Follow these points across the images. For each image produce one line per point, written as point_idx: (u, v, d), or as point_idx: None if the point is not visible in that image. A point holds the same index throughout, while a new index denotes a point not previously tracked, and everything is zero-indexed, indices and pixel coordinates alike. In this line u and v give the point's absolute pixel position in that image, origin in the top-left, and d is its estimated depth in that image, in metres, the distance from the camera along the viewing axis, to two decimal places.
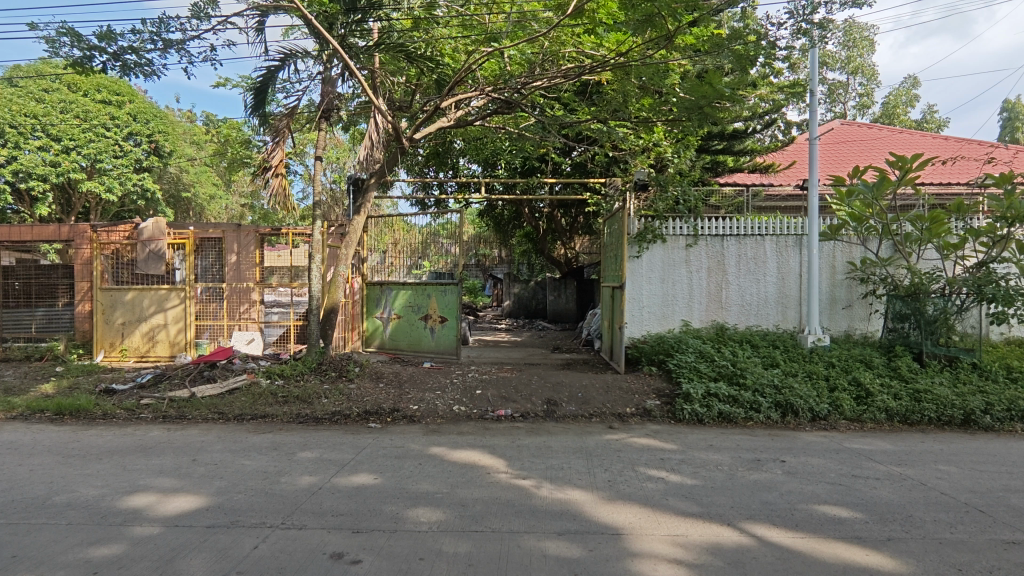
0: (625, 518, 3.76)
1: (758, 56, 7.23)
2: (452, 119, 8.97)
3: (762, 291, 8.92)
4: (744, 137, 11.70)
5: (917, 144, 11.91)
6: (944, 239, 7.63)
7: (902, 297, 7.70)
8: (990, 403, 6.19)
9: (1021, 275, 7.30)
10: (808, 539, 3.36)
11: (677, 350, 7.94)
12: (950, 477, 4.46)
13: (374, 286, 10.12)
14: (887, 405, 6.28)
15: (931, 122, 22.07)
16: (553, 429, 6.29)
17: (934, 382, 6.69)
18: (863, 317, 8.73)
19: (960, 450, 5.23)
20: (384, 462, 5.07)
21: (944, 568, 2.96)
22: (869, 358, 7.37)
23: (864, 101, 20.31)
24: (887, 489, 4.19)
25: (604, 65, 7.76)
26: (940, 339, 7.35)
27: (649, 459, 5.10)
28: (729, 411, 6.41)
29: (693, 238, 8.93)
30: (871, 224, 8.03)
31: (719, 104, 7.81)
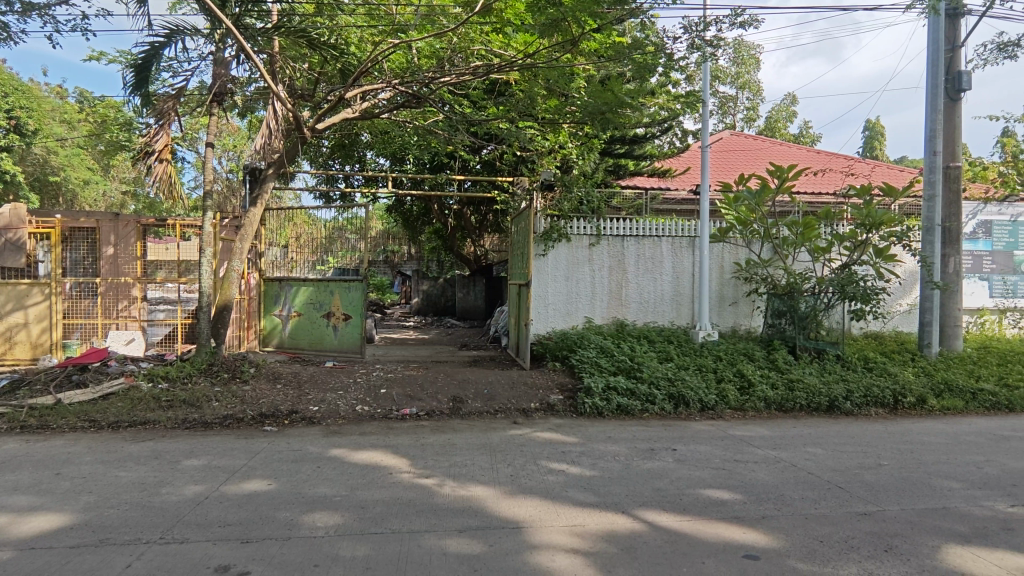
0: (525, 512, 3.83)
1: (657, 66, 7.62)
2: (357, 110, 8.66)
3: (659, 289, 9.42)
4: (644, 142, 12.28)
5: (793, 156, 13.07)
6: (815, 243, 8.43)
7: (780, 295, 8.42)
8: (850, 391, 6.92)
9: (876, 276, 8.21)
10: (693, 521, 3.59)
11: (579, 346, 8.21)
12: (816, 458, 4.94)
13: (273, 282, 9.57)
14: (765, 394, 6.85)
15: (807, 137, 24.34)
16: (459, 426, 6.28)
17: (805, 372, 7.39)
18: (747, 314, 9.47)
19: (825, 434, 5.81)
20: (279, 467, 4.82)
21: (809, 541, 3.26)
22: (751, 351, 8.00)
23: (750, 115, 22.01)
24: (763, 471, 4.58)
25: (512, 64, 7.79)
26: (811, 334, 8.13)
27: (551, 453, 5.23)
28: (627, 404, 6.72)
29: (596, 238, 9.25)
30: (754, 228, 8.72)
31: (620, 110, 8.14)
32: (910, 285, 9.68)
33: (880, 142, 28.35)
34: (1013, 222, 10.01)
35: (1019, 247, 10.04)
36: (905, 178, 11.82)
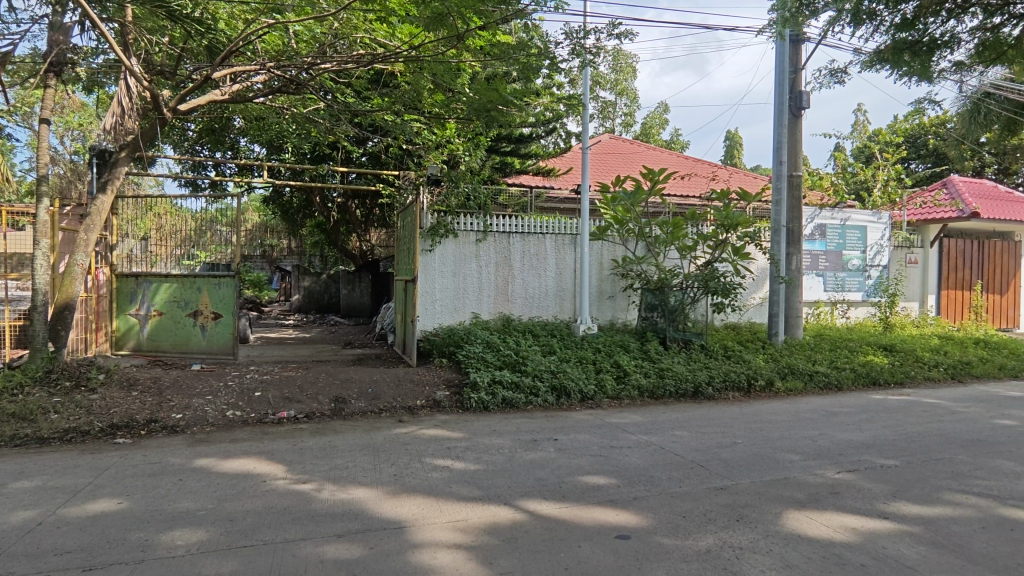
0: (408, 510, 3.78)
1: (541, 68, 7.79)
2: (226, 92, 7.94)
3: (543, 284, 9.70)
4: (530, 142, 12.55)
5: (664, 160, 14.05)
6: (683, 242, 9.14)
7: (653, 290, 9.02)
8: (712, 376, 7.59)
9: (734, 273, 9.07)
10: (571, 508, 3.75)
11: (466, 342, 8.24)
12: (682, 440, 5.37)
13: (128, 277, 8.59)
14: (639, 383, 7.31)
15: (677, 144, 26.24)
16: (340, 428, 6.04)
17: (674, 361, 7.99)
18: (623, 307, 10.06)
19: (689, 417, 6.33)
20: (132, 483, 4.35)
21: (674, 517, 3.53)
22: (627, 343, 8.51)
23: (627, 120, 23.30)
24: (636, 455, 4.89)
25: (397, 55, 7.59)
26: (679, 325, 8.80)
27: (436, 449, 5.20)
28: (511, 397, 6.85)
29: (483, 234, 9.33)
30: (630, 228, 9.27)
31: (505, 109, 8.25)
32: (761, 280, 10.82)
33: (739, 151, 31.32)
34: (842, 225, 11.48)
35: (847, 248, 11.54)
36: (757, 184, 13.15)
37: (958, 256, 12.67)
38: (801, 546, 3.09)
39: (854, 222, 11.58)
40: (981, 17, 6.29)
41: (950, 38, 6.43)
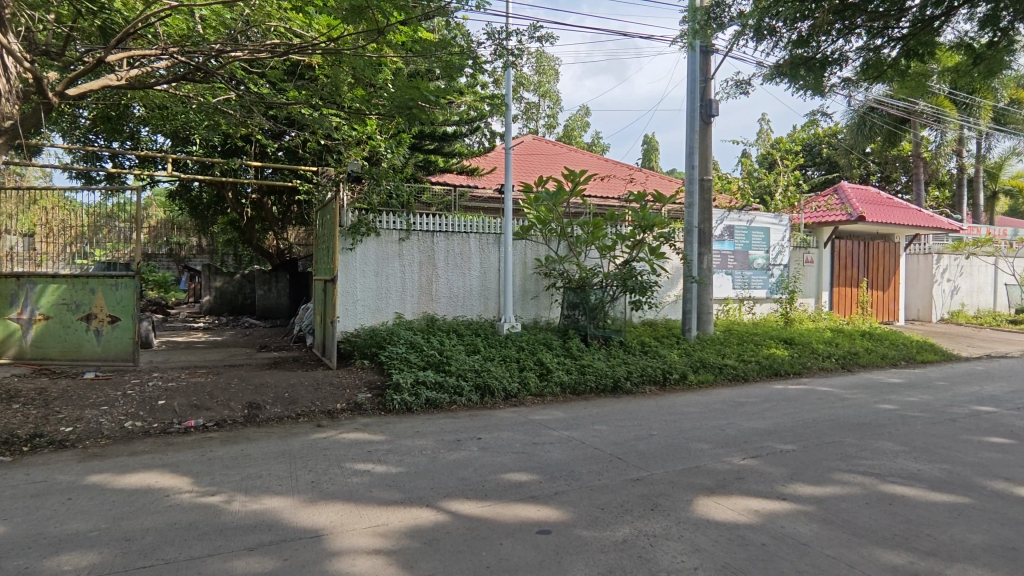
0: (326, 518, 3.66)
1: (464, 67, 7.73)
2: (121, 77, 7.25)
3: (467, 284, 9.69)
4: (454, 140, 12.48)
5: (584, 162, 14.41)
6: (603, 242, 9.41)
7: (574, 288, 9.22)
8: (631, 372, 7.87)
9: (650, 271, 9.44)
10: (493, 506, 3.76)
11: (389, 342, 8.09)
12: (602, 434, 5.53)
13: (8, 278, 7.75)
14: (561, 379, 7.46)
15: (598, 147, 27.00)
16: (254, 435, 5.76)
17: (594, 358, 8.22)
18: (546, 306, 10.26)
19: (609, 412, 6.54)
20: (10, 506, 3.93)
21: (592, 510, 3.63)
22: (549, 341, 8.66)
23: (550, 122, 23.67)
24: (558, 451, 4.98)
25: (314, 46, 7.30)
26: (599, 323, 9.06)
27: (357, 453, 5.07)
28: (435, 398, 6.79)
29: (406, 233, 9.19)
30: (552, 228, 9.44)
31: (427, 107, 8.14)
32: (675, 279, 11.35)
33: (655, 155, 32.65)
34: (748, 226, 12.24)
35: (752, 248, 12.31)
36: (672, 186, 13.77)
37: (847, 256, 13.84)
38: (710, 530, 3.27)
39: (758, 224, 12.37)
40: (865, 39, 6.89)
41: (839, 56, 6.99)
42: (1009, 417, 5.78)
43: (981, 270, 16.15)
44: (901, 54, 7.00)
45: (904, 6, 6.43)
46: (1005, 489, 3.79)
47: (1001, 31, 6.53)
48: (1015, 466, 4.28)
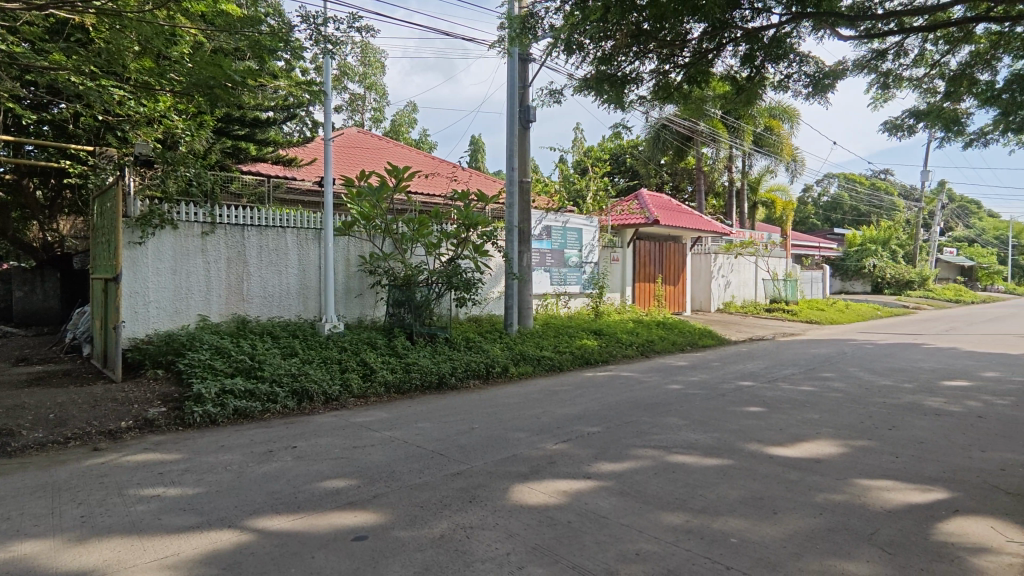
0: (99, 557, 3.13)
1: (277, 49, 7.13)
2: None
3: (283, 282, 9.01)
4: (268, 127, 11.50)
5: (410, 158, 14.28)
6: (428, 240, 9.39)
7: (399, 286, 9.07)
8: (455, 368, 7.98)
9: (475, 269, 9.65)
10: (306, 518, 3.55)
11: (189, 348, 7.20)
12: (425, 431, 5.53)
13: None
14: (385, 379, 7.30)
15: (425, 145, 26.95)
16: (3, 468, 4.72)
17: (420, 355, 8.18)
18: (371, 305, 10.02)
19: (433, 408, 6.56)
20: None
21: (411, 509, 3.61)
22: (374, 340, 8.44)
23: (377, 115, 22.99)
24: (379, 453, 4.87)
25: (85, 5, 6.17)
26: (425, 320, 9.05)
27: (143, 477, 4.42)
28: (245, 406, 6.20)
29: (210, 226, 8.27)
30: (377, 224, 9.19)
31: (232, 89, 7.36)
32: (498, 276, 11.81)
33: (481, 156, 33.53)
34: (564, 227, 13.16)
35: (568, 247, 13.26)
36: (494, 187, 14.25)
37: (646, 255, 15.62)
38: (522, 515, 3.44)
39: (572, 225, 13.36)
40: (656, 63, 7.79)
41: (635, 76, 7.80)
42: (762, 390, 6.98)
43: (745, 267, 19.31)
44: (684, 80, 8.04)
45: (685, 40, 7.41)
46: (757, 449, 4.58)
47: (755, 69, 7.85)
48: (765, 429, 5.18)
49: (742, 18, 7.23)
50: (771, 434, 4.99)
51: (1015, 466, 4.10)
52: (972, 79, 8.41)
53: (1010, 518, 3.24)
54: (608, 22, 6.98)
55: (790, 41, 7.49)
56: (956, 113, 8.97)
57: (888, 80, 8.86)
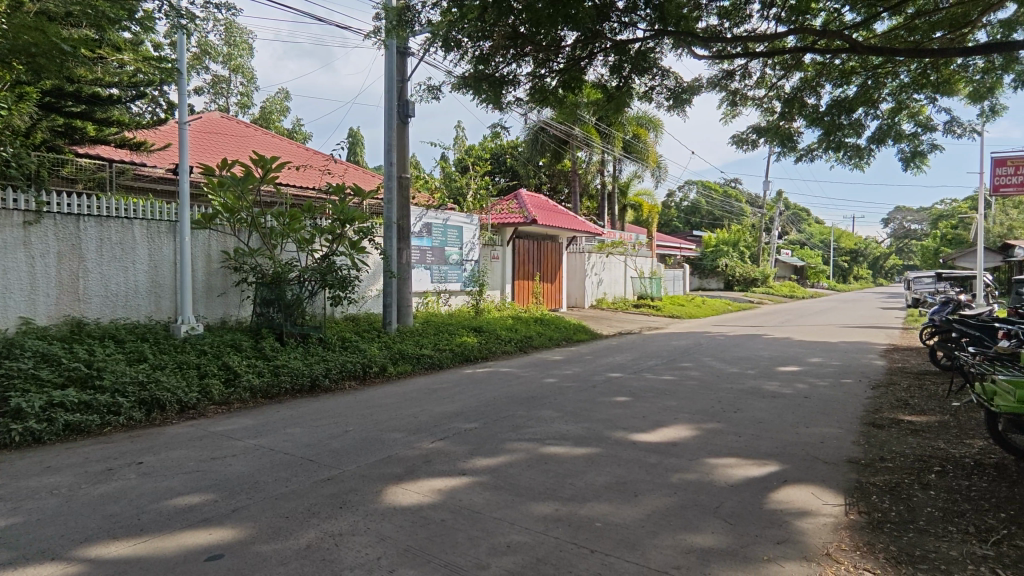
0: None
1: (118, 20, 6.34)
2: None
3: (129, 280, 8.06)
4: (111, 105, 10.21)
5: (279, 148, 13.42)
6: (300, 235, 8.88)
7: (268, 284, 8.49)
8: (329, 369, 7.62)
9: (351, 266, 9.28)
10: (151, 540, 3.20)
11: (8, 357, 6.19)
12: (293, 437, 5.24)
13: None
14: (250, 383, 6.80)
15: (299, 134, 25.50)
16: None
17: (290, 357, 7.72)
18: (236, 304, 9.29)
19: (305, 412, 6.23)
20: None
21: (275, 520, 3.39)
22: (238, 342, 7.82)
23: (244, 101, 21.33)
24: (240, 463, 4.52)
25: None
26: (296, 320, 8.55)
27: None
28: (79, 421, 5.45)
29: (35, 215, 7.17)
30: (242, 217, 8.53)
31: (61, 59, 6.43)
32: (376, 274, 11.50)
33: (360, 149, 32.42)
34: (444, 225, 13.10)
35: (448, 245, 13.23)
36: (373, 182, 13.83)
37: (524, 254, 16.03)
38: (395, 517, 3.37)
39: (453, 223, 13.35)
40: (532, 67, 8.00)
41: (512, 78, 7.94)
42: (629, 380, 7.46)
43: (616, 266, 20.52)
44: (559, 84, 8.34)
45: (559, 46, 7.68)
46: (622, 436, 4.88)
47: (623, 79, 8.34)
48: (630, 417, 5.54)
49: (611, 30, 7.64)
50: (635, 422, 5.34)
51: (831, 438, 4.75)
52: (802, 103, 9.62)
53: (826, 484, 3.75)
54: (486, 22, 7.04)
55: (653, 56, 8.04)
56: (789, 131, 10.17)
57: (736, 97, 9.83)
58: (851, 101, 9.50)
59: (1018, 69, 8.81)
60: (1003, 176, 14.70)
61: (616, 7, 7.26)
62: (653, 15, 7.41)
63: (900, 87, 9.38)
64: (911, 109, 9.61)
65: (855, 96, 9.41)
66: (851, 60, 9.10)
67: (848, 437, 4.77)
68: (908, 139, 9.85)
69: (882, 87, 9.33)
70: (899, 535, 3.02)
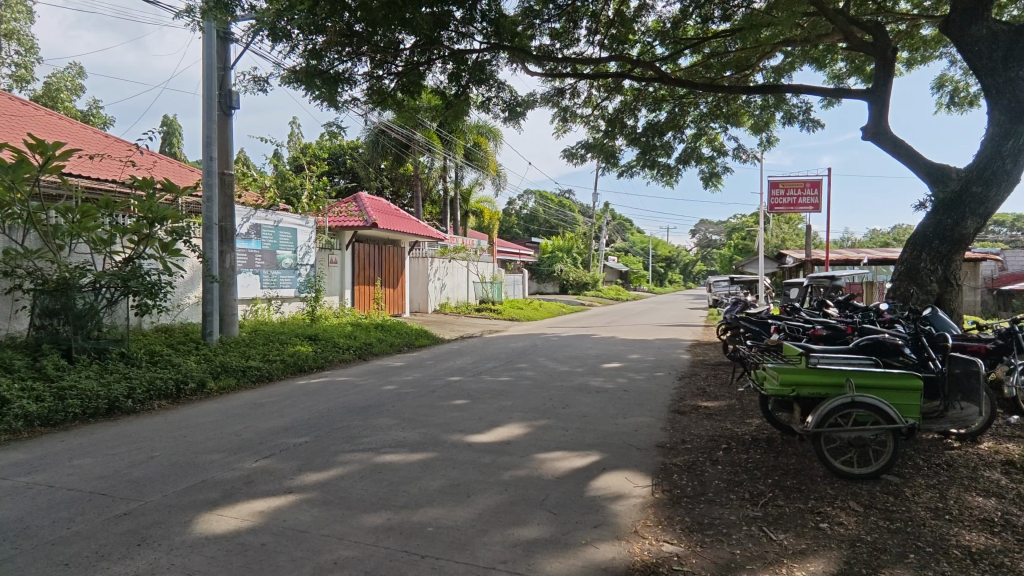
0: None
1: None
2: None
3: None
4: None
5: (68, 133, 11.50)
6: (95, 235, 7.69)
7: (50, 291, 7.20)
8: (132, 388, 6.66)
9: (161, 271, 8.19)
10: None
11: None
12: (81, 470, 4.50)
13: None
14: (24, 411, 5.70)
15: (98, 118, 22.09)
16: None
17: (81, 377, 6.63)
18: (7, 316, 7.77)
19: (98, 440, 5.39)
20: None
21: (50, 570, 2.88)
22: (8, 361, 6.52)
23: (20, 73, 17.90)
24: (6, 506, 3.77)
25: None
26: (90, 333, 7.39)
27: None
28: None
29: None
30: (13, 212, 7.14)
31: None
32: (195, 279, 10.38)
33: (177, 140, 28.99)
34: (275, 227, 12.22)
35: (280, 247, 12.36)
36: (190, 178, 12.45)
37: (364, 258, 15.55)
38: (207, 547, 3.06)
39: (285, 224, 12.50)
40: (368, 67, 7.81)
41: (348, 76, 7.66)
42: (467, 383, 7.60)
43: (459, 271, 20.79)
44: (398, 87, 8.25)
45: (398, 48, 7.63)
46: (458, 439, 4.95)
47: (461, 87, 8.49)
48: (467, 419, 5.64)
49: (449, 39, 7.74)
50: (471, 424, 5.45)
51: (644, 426, 5.29)
52: (623, 123, 10.62)
53: (638, 468, 4.17)
54: (318, 15, 6.70)
55: (490, 68, 8.33)
56: (612, 148, 11.14)
57: (566, 115, 10.54)
58: (662, 125, 10.71)
59: (785, 109, 10.63)
60: (776, 197, 17.57)
61: (454, 18, 7.38)
62: (489, 29, 7.63)
63: (700, 116, 10.75)
64: (709, 136, 11.06)
65: (664, 121, 10.61)
66: (662, 89, 10.25)
67: (657, 424, 5.36)
68: (707, 161, 11.34)
69: (686, 115, 10.63)
70: (692, 507, 3.46)
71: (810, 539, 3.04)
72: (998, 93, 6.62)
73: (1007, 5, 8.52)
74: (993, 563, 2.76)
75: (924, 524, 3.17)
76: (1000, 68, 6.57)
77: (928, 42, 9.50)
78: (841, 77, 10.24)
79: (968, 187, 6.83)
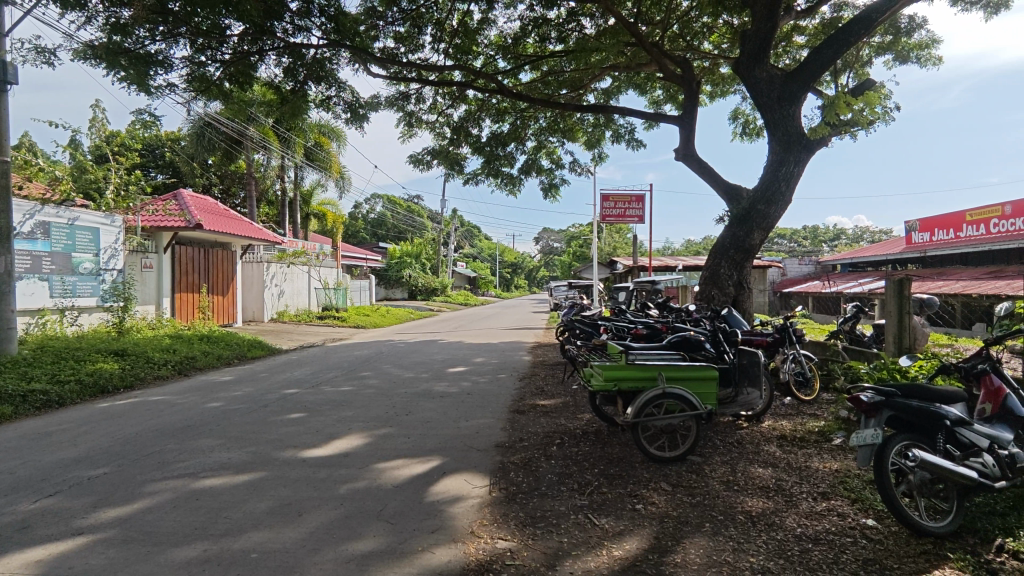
0: None
1: None
2: None
3: None
4: None
5: None
6: None
7: None
8: None
9: None
10: None
11: None
12: None
13: None
14: None
15: None
16: None
17: None
18: None
19: None
20: None
21: None
22: None
23: None
24: None
25: None
26: None
27: None
28: None
29: None
30: None
31: None
32: None
33: None
34: (70, 226, 10.49)
35: (76, 250, 10.63)
36: None
37: (187, 263, 13.98)
38: None
39: (83, 223, 10.79)
40: (187, 50, 7.06)
41: (162, 59, 6.84)
42: (305, 395, 7.18)
43: (299, 277, 19.57)
44: (223, 76, 7.56)
45: (223, 34, 6.97)
46: (291, 455, 4.66)
47: (298, 83, 8.01)
48: (303, 433, 5.34)
49: (283, 30, 7.28)
50: (306, 438, 5.16)
51: (484, 428, 5.42)
52: (467, 132, 10.82)
53: (477, 469, 4.25)
54: None
55: (330, 66, 7.98)
56: (457, 156, 11.27)
57: (411, 119, 10.47)
58: (505, 136, 11.11)
59: (613, 128, 11.63)
60: (607, 208, 19.09)
61: (289, 9, 6.96)
62: (328, 25, 7.31)
63: (539, 130, 11.34)
64: (547, 149, 11.72)
65: (507, 132, 11.03)
66: (504, 102, 10.63)
67: (496, 425, 5.52)
68: (546, 173, 12.01)
69: (526, 128, 11.14)
70: (526, 502, 3.62)
71: (627, 520, 3.34)
72: (775, 126, 7.87)
73: (782, 54, 10.20)
74: (766, 523, 3.27)
75: (718, 496, 3.65)
76: (776, 106, 7.82)
77: (725, 79, 10.99)
78: (659, 103, 11.46)
79: (755, 206, 8.00)
